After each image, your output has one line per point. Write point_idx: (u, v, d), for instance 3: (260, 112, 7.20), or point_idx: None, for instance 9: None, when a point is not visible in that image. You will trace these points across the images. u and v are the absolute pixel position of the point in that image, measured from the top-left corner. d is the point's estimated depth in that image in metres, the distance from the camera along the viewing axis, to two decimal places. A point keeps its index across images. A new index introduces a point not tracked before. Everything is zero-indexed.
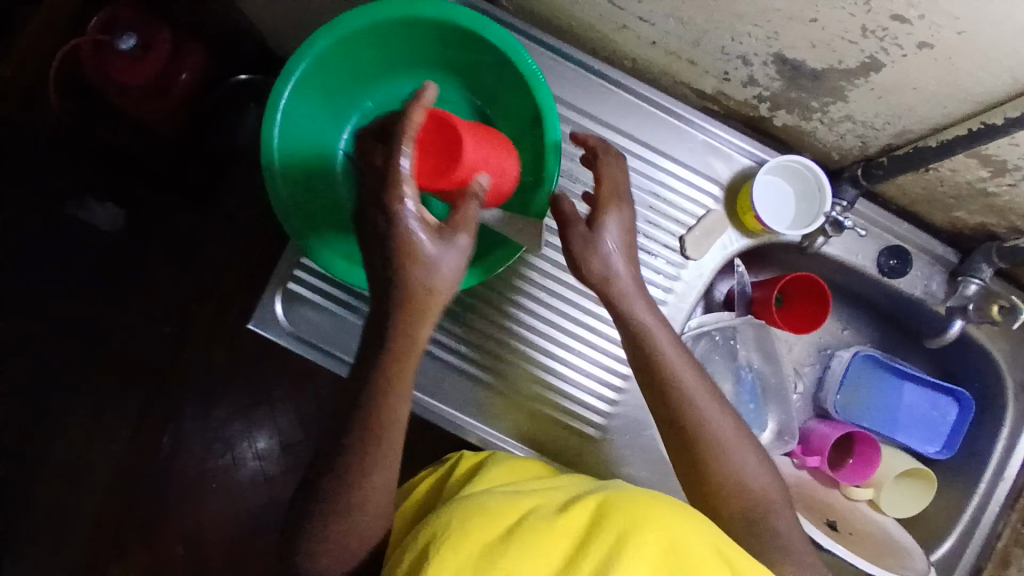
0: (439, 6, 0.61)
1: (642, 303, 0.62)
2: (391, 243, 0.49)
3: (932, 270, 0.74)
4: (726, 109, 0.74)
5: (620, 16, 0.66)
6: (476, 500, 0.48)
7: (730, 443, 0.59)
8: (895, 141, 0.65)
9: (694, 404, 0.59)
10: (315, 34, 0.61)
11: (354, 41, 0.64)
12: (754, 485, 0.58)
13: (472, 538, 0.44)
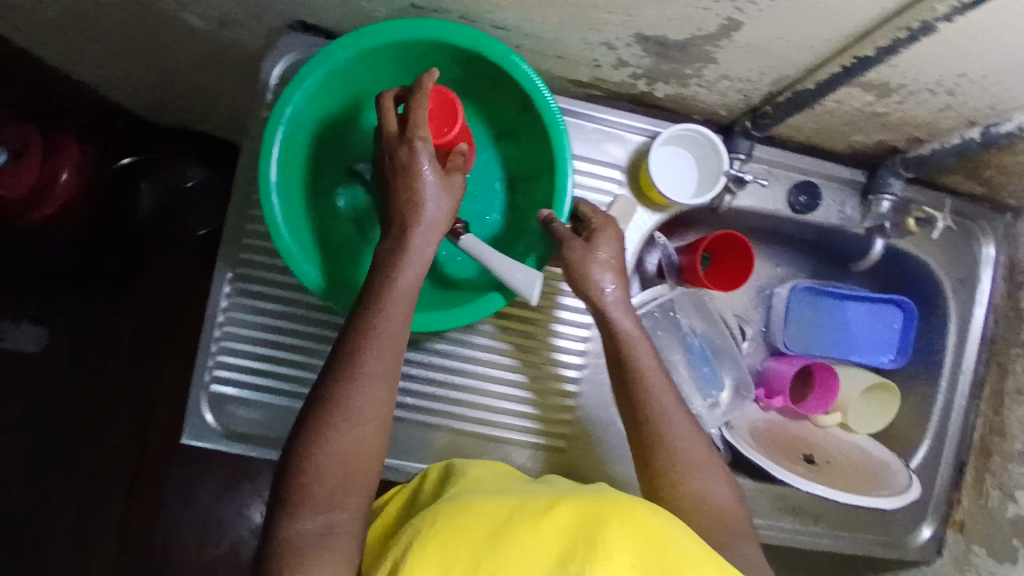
0: (427, 24, 0.60)
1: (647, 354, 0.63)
2: (399, 172, 0.57)
3: (844, 195, 0.76)
4: (607, 91, 0.72)
5: (477, 28, 0.65)
6: (464, 502, 0.51)
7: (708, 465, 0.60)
8: (773, 89, 0.65)
9: (677, 424, 0.61)
10: (302, 69, 0.59)
11: (341, 71, 0.62)
12: (725, 507, 0.58)
13: (453, 537, 0.46)
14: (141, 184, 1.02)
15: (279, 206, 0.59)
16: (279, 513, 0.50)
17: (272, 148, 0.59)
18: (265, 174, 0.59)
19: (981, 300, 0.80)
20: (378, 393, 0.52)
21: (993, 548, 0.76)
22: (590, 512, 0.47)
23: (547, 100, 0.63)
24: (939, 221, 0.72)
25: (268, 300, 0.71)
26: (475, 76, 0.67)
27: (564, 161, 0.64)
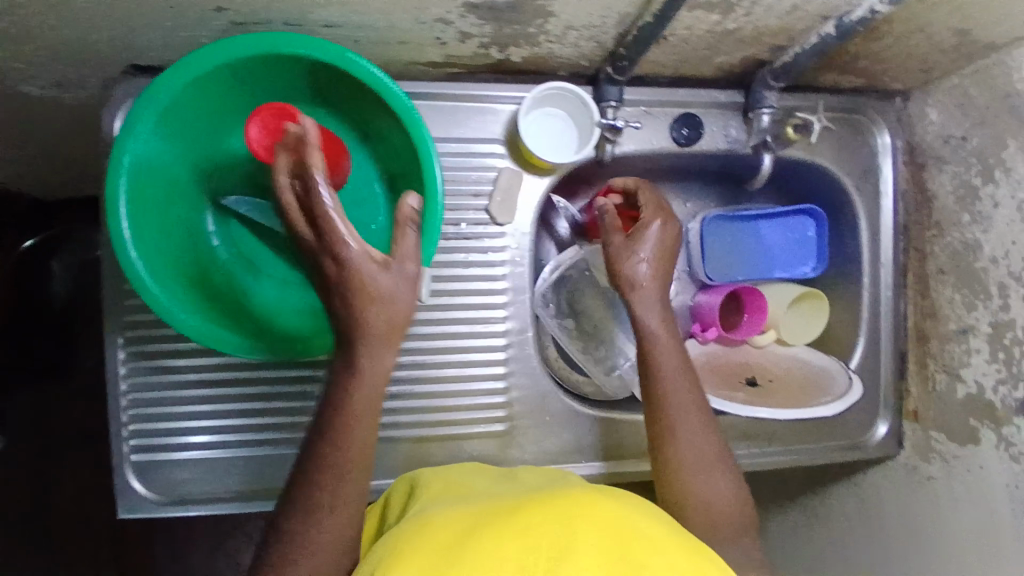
0: (249, 40, 0.58)
1: (672, 360, 0.63)
2: (340, 276, 0.49)
3: (726, 117, 0.77)
4: (466, 66, 0.71)
5: (309, 31, 0.64)
6: (426, 518, 0.49)
7: (700, 466, 0.60)
8: (621, 29, 0.64)
9: (683, 426, 0.61)
10: (131, 114, 0.58)
11: (179, 108, 0.61)
12: (713, 504, 0.59)
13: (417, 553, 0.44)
14: (51, 263, 0.98)
15: (136, 258, 0.59)
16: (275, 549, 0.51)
17: (119, 200, 0.58)
18: (116, 228, 0.58)
19: (886, 190, 0.80)
20: (354, 447, 0.52)
21: (948, 430, 0.76)
22: (564, 512, 0.45)
23: (387, 88, 0.61)
24: (814, 123, 0.71)
25: (166, 358, 0.73)
26: (321, 82, 0.65)
27: (425, 144, 0.62)
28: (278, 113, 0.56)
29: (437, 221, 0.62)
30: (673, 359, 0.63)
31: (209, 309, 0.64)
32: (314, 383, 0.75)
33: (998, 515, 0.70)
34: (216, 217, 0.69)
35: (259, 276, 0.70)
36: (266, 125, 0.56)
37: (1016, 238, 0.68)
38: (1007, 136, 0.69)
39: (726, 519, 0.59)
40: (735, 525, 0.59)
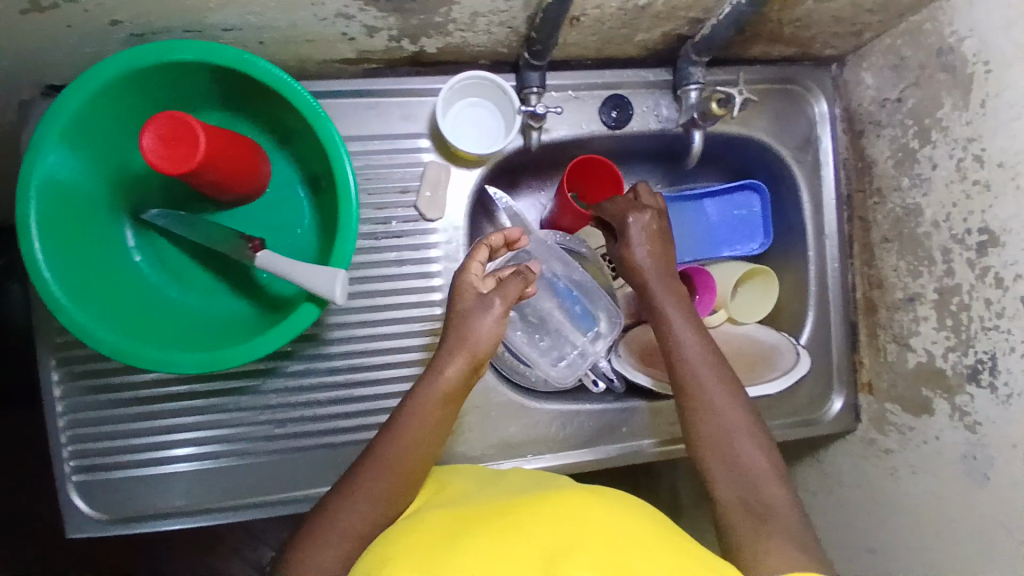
0: (147, 49, 0.57)
1: (681, 321, 0.66)
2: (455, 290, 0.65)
3: (656, 97, 0.76)
4: (383, 61, 0.69)
5: (211, 36, 0.63)
6: (417, 522, 0.52)
7: (729, 426, 0.60)
8: (529, 12, 0.63)
9: (714, 400, 0.61)
10: (36, 132, 0.57)
11: (89, 124, 0.60)
12: (742, 457, 0.58)
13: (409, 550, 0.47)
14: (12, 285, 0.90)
15: (50, 277, 0.58)
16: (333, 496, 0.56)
17: (31, 221, 0.57)
18: (28, 249, 0.57)
19: (826, 160, 0.79)
20: (431, 421, 0.59)
21: (901, 401, 0.75)
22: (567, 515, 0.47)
23: (291, 87, 0.59)
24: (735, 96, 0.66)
25: (100, 378, 0.72)
26: (231, 86, 0.64)
27: (333, 143, 0.60)
28: (170, 120, 0.55)
29: (352, 220, 0.60)
30: (682, 321, 0.66)
31: (130, 323, 0.63)
32: (250, 395, 0.73)
33: (955, 486, 0.68)
34: (136, 231, 0.68)
35: (186, 288, 0.69)
36: (160, 132, 0.55)
37: (955, 200, 0.67)
38: (942, 96, 0.67)
39: (755, 475, 0.57)
40: (766, 483, 0.57)
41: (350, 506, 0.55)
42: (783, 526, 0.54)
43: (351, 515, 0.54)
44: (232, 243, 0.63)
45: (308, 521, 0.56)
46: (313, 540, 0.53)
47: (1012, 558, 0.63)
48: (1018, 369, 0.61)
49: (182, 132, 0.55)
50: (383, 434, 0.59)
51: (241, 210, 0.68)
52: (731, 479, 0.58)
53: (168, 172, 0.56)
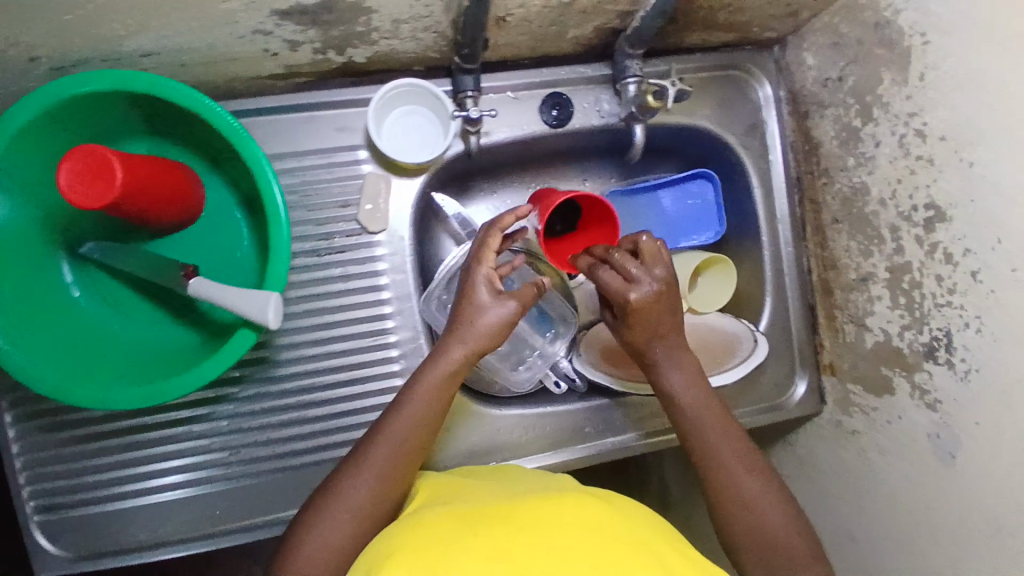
0: (65, 84, 0.55)
1: (684, 365, 0.65)
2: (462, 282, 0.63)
3: (596, 93, 0.75)
4: (312, 73, 0.68)
5: (131, 63, 0.61)
6: (419, 519, 0.51)
7: (731, 449, 0.61)
8: (452, 16, 0.62)
9: (714, 435, 0.62)
10: None
11: (17, 170, 0.58)
12: (746, 488, 0.59)
13: (407, 550, 0.46)
14: None
15: None
16: (336, 481, 0.56)
17: None
18: None
19: (773, 144, 0.79)
20: (432, 410, 0.59)
21: (864, 382, 0.74)
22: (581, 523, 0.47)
23: (214, 112, 0.58)
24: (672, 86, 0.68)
25: (53, 416, 0.71)
26: (155, 111, 0.63)
27: (261, 166, 0.59)
28: (87, 153, 0.54)
29: (284, 243, 0.60)
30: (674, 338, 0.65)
31: (72, 361, 0.62)
32: (203, 422, 0.71)
33: (920, 465, 0.67)
34: (73, 265, 0.67)
35: (129, 318, 0.69)
36: (77, 167, 0.54)
37: (900, 176, 0.66)
38: (881, 71, 0.66)
39: (761, 503, 0.58)
40: (768, 508, 0.58)
41: (353, 489, 0.55)
42: (795, 566, 0.55)
43: (350, 504, 0.54)
44: (167, 272, 0.62)
45: (311, 502, 0.56)
46: (315, 521, 0.54)
47: (983, 536, 0.61)
48: (974, 345, 0.60)
49: (99, 166, 0.54)
50: (382, 425, 0.58)
51: (179, 236, 0.68)
52: (739, 507, 0.58)
53: (90, 206, 0.55)
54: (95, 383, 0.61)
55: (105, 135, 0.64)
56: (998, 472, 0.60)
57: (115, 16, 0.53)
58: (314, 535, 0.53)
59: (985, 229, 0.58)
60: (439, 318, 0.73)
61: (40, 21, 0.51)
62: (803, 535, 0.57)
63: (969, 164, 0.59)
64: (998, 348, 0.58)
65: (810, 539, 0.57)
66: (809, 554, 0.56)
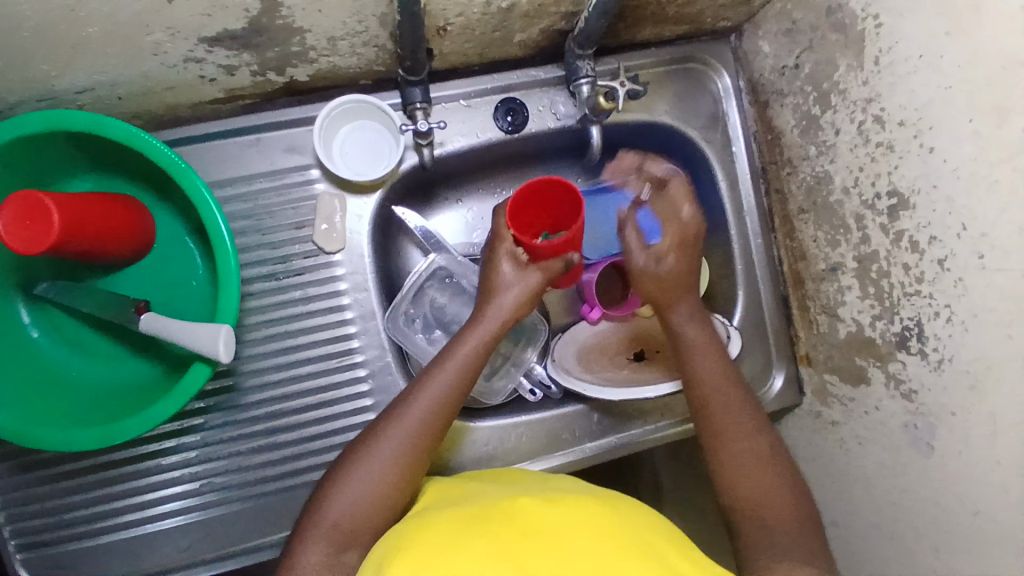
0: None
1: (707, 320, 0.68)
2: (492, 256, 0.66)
3: (550, 95, 0.73)
4: (256, 95, 0.67)
5: (68, 100, 0.60)
6: (426, 520, 0.51)
7: (739, 415, 0.60)
8: (388, 29, 0.60)
9: (727, 408, 0.61)
10: None
11: None
12: (746, 447, 0.59)
13: (413, 550, 0.46)
14: None
15: None
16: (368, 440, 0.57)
17: None
18: None
19: (736, 135, 0.78)
20: (462, 379, 0.59)
21: (839, 372, 0.73)
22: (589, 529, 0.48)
23: (152, 145, 0.57)
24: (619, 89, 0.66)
25: (21, 455, 0.69)
26: (96, 147, 0.62)
27: (203, 197, 0.57)
28: (24, 199, 0.53)
29: (232, 272, 0.58)
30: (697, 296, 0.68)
31: (32, 405, 0.60)
32: (174, 454, 0.69)
33: (900, 456, 0.66)
34: (29, 305, 0.65)
35: (89, 357, 0.68)
36: (15, 213, 0.53)
37: (862, 164, 0.64)
38: (836, 57, 0.64)
39: (759, 465, 0.58)
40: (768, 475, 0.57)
41: (388, 442, 0.56)
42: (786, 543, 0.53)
43: (380, 460, 0.55)
44: (119, 308, 0.61)
45: (344, 458, 0.57)
46: (351, 469, 0.55)
47: (968, 528, 0.59)
48: (945, 335, 0.58)
49: (36, 212, 0.53)
50: (412, 388, 0.59)
51: (132, 269, 0.67)
52: (742, 470, 0.58)
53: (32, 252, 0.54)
54: (56, 426, 0.59)
55: (47, 174, 0.62)
56: (976, 464, 0.57)
57: (41, 57, 0.52)
58: (346, 492, 0.54)
59: (949, 216, 0.56)
60: (406, 333, 0.72)
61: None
62: (801, 503, 0.56)
63: (930, 150, 0.57)
64: (970, 338, 0.56)
65: (811, 516, 0.56)
66: (799, 520, 0.55)
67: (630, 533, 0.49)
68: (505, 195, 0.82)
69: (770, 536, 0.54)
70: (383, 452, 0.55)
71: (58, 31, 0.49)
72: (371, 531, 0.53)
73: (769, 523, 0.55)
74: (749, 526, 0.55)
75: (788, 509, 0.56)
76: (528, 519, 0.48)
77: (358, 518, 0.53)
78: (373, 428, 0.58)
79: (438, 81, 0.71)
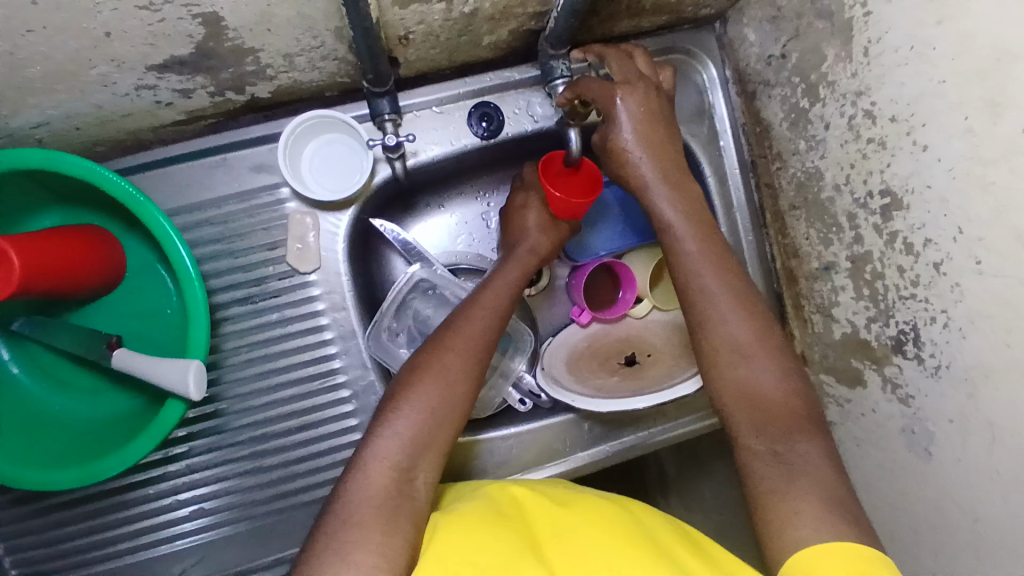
0: None
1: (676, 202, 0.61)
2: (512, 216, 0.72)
3: (527, 96, 0.70)
4: (218, 114, 0.64)
5: (23, 136, 0.58)
6: (462, 513, 0.52)
7: (752, 331, 0.56)
8: (346, 42, 0.57)
9: (728, 307, 0.57)
10: None
11: None
12: (742, 340, 0.55)
13: (453, 533, 0.48)
14: None
15: None
16: (423, 355, 0.58)
17: None
18: None
19: (723, 128, 0.75)
20: (503, 313, 0.63)
21: (835, 373, 0.70)
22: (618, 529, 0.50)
23: (105, 176, 0.54)
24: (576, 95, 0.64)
25: (13, 490, 0.69)
26: (57, 181, 0.60)
27: (164, 230, 0.55)
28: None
29: (199, 305, 0.57)
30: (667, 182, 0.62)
31: (14, 446, 0.60)
32: (162, 482, 0.69)
33: (900, 459, 0.64)
34: (10, 344, 0.65)
35: (71, 391, 0.67)
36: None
37: (853, 160, 0.61)
38: (824, 46, 0.60)
39: (754, 357, 0.55)
40: (776, 370, 0.54)
41: (451, 351, 0.57)
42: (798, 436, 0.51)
43: (444, 373, 0.56)
44: (91, 345, 0.60)
45: (406, 371, 0.57)
46: (420, 377, 0.55)
47: (968, 534, 0.57)
48: (942, 341, 0.56)
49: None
50: (457, 316, 0.61)
51: (106, 302, 0.65)
52: (745, 367, 0.55)
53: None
54: (37, 465, 0.59)
55: (13, 214, 0.61)
56: (976, 472, 0.55)
57: None
58: (410, 407, 0.53)
59: (944, 218, 0.53)
60: (389, 349, 0.71)
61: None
62: (806, 395, 0.54)
63: (923, 147, 0.54)
64: (967, 344, 0.54)
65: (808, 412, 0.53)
66: (807, 413, 0.53)
67: (641, 524, 0.52)
68: (487, 198, 0.80)
69: (762, 431, 0.52)
70: (447, 363, 0.56)
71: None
72: (436, 441, 0.53)
73: (769, 413, 0.52)
74: (749, 420, 0.53)
75: (796, 403, 0.53)
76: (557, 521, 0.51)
77: (424, 434, 0.53)
78: (428, 345, 0.59)
79: (408, 88, 0.68)
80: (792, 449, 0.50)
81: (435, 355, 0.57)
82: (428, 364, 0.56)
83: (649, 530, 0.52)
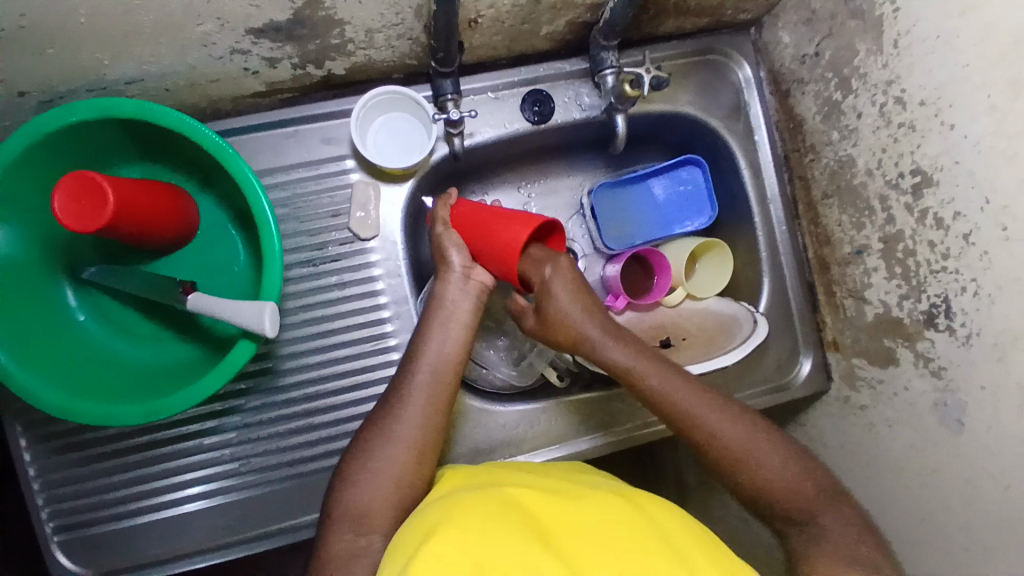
0: (56, 113, 0.56)
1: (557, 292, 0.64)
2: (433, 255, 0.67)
3: (576, 87, 0.76)
4: (297, 89, 0.70)
5: (116, 91, 0.63)
6: (457, 500, 0.50)
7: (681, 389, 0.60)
8: (421, 20, 0.63)
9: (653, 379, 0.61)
10: None
11: (17, 196, 0.59)
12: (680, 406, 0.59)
13: (454, 533, 0.44)
14: None
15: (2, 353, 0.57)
16: (374, 442, 0.57)
17: None
18: None
19: (758, 124, 0.80)
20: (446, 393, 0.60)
21: (867, 355, 0.74)
22: (624, 531, 0.47)
23: (197, 129, 0.59)
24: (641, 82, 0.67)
25: (67, 436, 0.71)
26: (147, 138, 0.65)
27: (249, 181, 0.60)
28: (78, 179, 0.55)
29: (276, 253, 0.60)
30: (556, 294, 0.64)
31: (78, 382, 0.61)
32: (214, 434, 0.71)
33: (931, 435, 0.65)
34: (76, 289, 0.68)
35: (133, 340, 0.70)
36: (69, 189, 0.54)
37: (884, 145, 0.66)
38: (856, 42, 0.66)
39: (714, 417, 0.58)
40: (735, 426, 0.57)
41: (393, 444, 0.57)
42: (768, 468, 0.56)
43: (384, 468, 0.55)
44: (164, 288, 0.63)
45: (351, 454, 0.58)
46: (366, 471, 0.56)
47: (1000, 502, 0.58)
48: (972, 309, 0.59)
49: (103, 202, 0.55)
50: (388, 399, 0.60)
51: (178, 254, 0.70)
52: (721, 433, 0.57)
53: (70, 208, 0.54)
54: (107, 396, 0.61)
55: (98, 163, 0.66)
56: (1005, 437, 0.57)
57: (95, 46, 0.55)
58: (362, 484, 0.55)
59: (972, 190, 0.57)
60: None
61: (10, 51, 0.53)
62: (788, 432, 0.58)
63: (950, 127, 0.58)
64: (997, 309, 0.57)
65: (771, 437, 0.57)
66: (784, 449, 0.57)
67: (654, 522, 0.50)
68: (528, 189, 0.85)
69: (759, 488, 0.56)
70: (386, 457, 0.56)
71: (115, 19, 0.52)
72: (390, 513, 0.54)
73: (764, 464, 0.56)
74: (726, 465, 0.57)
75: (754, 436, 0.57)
76: (556, 512, 0.49)
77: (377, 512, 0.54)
78: (371, 427, 0.59)
79: (466, 75, 0.74)
80: (813, 517, 0.53)
81: (376, 443, 0.57)
82: (370, 450, 0.57)
83: (668, 524, 0.50)
